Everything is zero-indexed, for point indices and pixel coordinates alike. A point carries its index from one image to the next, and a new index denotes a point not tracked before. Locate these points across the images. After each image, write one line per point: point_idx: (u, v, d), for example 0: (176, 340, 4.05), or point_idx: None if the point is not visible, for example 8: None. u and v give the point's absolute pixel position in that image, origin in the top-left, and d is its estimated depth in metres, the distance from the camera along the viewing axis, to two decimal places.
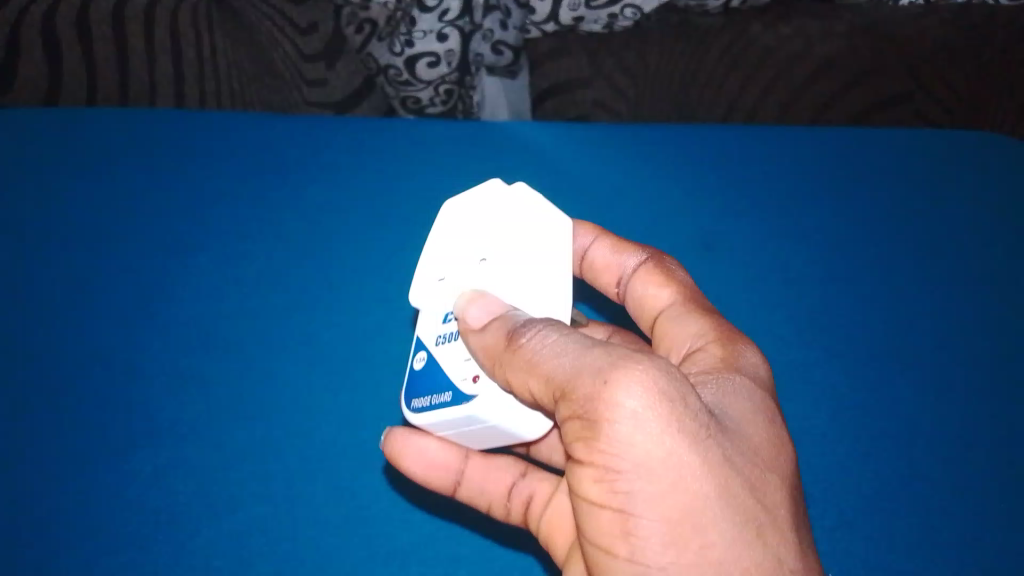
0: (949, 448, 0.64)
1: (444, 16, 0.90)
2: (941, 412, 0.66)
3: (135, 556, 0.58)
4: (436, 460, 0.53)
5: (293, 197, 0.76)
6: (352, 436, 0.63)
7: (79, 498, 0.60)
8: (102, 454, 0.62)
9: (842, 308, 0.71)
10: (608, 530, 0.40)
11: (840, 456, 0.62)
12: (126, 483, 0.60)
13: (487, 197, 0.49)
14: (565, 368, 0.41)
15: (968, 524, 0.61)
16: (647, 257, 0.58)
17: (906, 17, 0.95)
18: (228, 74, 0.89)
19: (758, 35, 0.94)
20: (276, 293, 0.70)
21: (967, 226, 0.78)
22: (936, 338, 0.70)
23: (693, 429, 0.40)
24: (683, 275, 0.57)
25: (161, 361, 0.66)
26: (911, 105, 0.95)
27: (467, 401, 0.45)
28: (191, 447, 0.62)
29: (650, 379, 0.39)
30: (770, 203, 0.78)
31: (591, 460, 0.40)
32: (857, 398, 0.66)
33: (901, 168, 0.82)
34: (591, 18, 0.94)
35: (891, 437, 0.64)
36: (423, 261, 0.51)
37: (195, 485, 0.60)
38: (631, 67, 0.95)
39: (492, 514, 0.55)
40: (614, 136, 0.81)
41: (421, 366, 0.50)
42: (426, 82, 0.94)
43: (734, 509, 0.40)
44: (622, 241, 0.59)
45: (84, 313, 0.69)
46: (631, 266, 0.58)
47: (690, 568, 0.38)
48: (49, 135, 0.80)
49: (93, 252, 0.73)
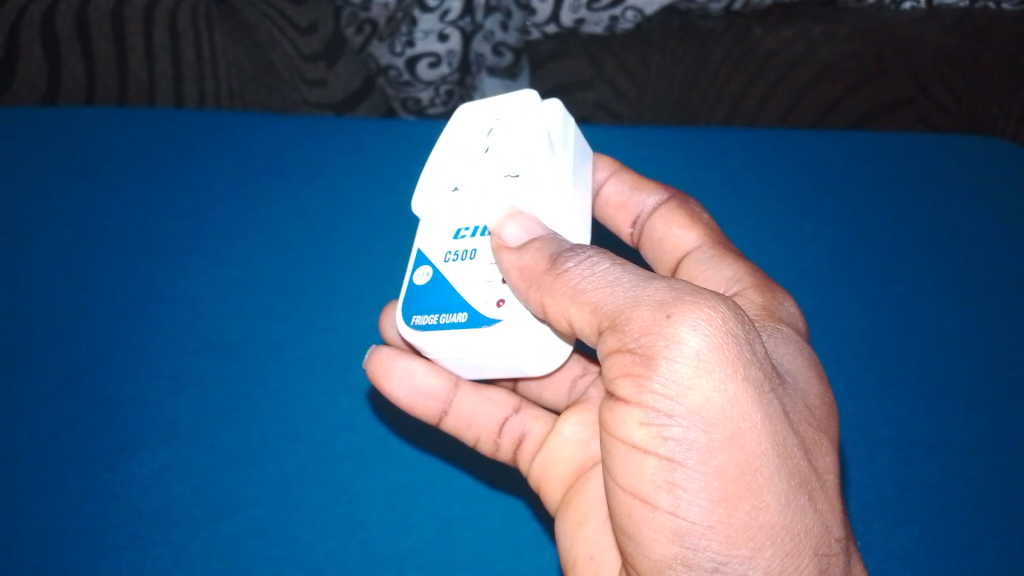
0: (960, 448, 0.63)
1: (445, 17, 0.93)
2: (952, 411, 0.64)
3: (117, 551, 0.55)
4: (423, 387, 0.52)
5: (291, 190, 0.75)
6: (346, 428, 0.60)
7: (66, 488, 0.58)
8: (90, 445, 0.60)
9: (844, 308, 0.70)
10: (650, 478, 0.39)
11: (842, 459, 0.61)
12: (114, 474, 0.58)
13: (518, 113, 0.52)
14: (621, 301, 0.40)
15: (984, 525, 0.59)
16: (668, 197, 0.58)
17: (909, 21, 0.95)
18: (227, 74, 0.94)
19: (758, 38, 0.95)
20: (272, 282, 0.68)
21: (970, 228, 0.77)
22: (941, 338, 0.69)
23: (757, 379, 0.39)
24: (707, 217, 0.57)
25: (152, 351, 0.65)
26: (912, 110, 0.96)
27: (490, 324, 0.46)
28: (180, 438, 0.60)
29: (717, 320, 0.38)
30: (770, 205, 0.77)
31: (639, 400, 0.39)
32: (865, 398, 0.64)
33: (902, 171, 0.81)
34: (592, 22, 0.96)
35: (899, 439, 0.63)
36: (437, 172, 0.52)
37: (184, 475, 0.58)
38: (632, 70, 0.97)
39: (479, 449, 0.54)
40: (616, 139, 0.81)
41: (425, 282, 0.49)
42: (427, 82, 0.97)
43: (789, 471, 0.39)
44: (640, 178, 0.59)
45: (72, 308, 0.68)
46: (649, 205, 0.58)
47: (741, 530, 0.38)
48: (49, 134, 0.79)
49: (84, 247, 0.72)
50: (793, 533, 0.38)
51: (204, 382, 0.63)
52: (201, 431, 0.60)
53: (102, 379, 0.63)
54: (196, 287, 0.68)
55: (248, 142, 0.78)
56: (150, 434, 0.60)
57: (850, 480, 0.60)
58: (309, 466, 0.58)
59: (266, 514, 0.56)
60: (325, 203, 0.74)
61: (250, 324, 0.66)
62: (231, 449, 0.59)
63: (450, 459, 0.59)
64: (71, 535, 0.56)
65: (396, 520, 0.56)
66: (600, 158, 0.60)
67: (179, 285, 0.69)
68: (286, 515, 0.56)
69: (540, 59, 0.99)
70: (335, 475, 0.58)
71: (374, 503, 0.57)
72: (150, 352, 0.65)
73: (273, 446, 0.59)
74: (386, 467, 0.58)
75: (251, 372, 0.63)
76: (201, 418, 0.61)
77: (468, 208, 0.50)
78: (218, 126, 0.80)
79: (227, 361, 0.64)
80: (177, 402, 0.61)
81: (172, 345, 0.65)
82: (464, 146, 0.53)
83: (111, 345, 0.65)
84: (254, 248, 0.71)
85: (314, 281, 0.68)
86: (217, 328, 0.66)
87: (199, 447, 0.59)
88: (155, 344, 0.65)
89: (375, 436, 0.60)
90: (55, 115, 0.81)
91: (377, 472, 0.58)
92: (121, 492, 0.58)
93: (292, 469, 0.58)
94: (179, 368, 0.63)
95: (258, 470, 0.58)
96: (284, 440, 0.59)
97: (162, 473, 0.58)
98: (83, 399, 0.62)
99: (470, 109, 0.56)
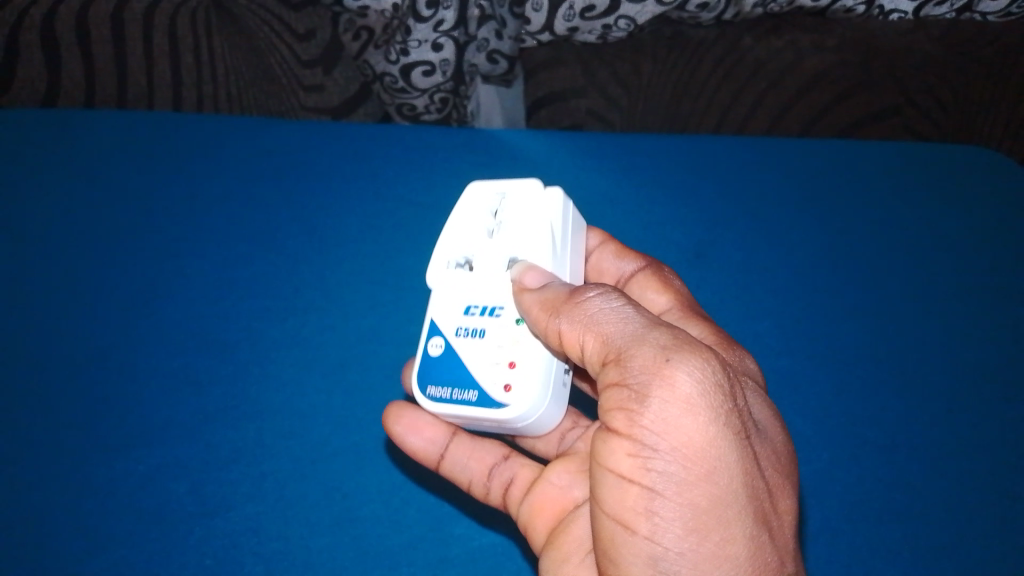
0: (940, 448, 0.64)
1: (438, 27, 0.92)
2: (933, 412, 0.66)
3: (115, 547, 0.56)
4: (424, 431, 0.56)
5: (287, 193, 0.76)
6: (339, 428, 0.61)
7: (62, 484, 0.59)
8: (87, 441, 0.61)
9: (831, 314, 0.71)
10: (631, 505, 0.41)
11: (821, 462, 0.62)
12: (109, 470, 0.59)
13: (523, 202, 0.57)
14: (624, 339, 0.44)
15: (964, 525, 0.61)
16: (646, 265, 0.64)
17: (895, 33, 0.97)
18: (226, 79, 0.96)
19: (749, 47, 0.97)
20: (268, 282, 0.69)
21: (954, 236, 0.79)
22: (923, 345, 0.70)
23: (736, 424, 0.41)
24: (679, 285, 0.64)
25: (149, 348, 0.66)
26: (900, 121, 0.99)
27: (497, 408, 0.48)
28: (174, 438, 0.61)
29: (707, 370, 0.41)
30: (759, 212, 0.78)
31: (630, 433, 0.42)
32: (845, 402, 0.66)
33: (888, 180, 0.83)
34: (584, 30, 0.96)
35: (881, 440, 0.64)
36: (443, 250, 0.57)
37: (178, 474, 0.59)
38: (625, 78, 0.99)
39: (471, 492, 0.56)
40: (608, 146, 0.83)
41: (438, 353, 0.53)
42: (421, 91, 0.99)
43: (754, 509, 0.41)
44: (623, 247, 0.65)
45: (71, 307, 0.69)
46: (628, 271, 0.64)
47: (706, 558, 0.40)
48: (49, 134, 0.80)
49: (84, 247, 0.73)
50: (754, 566, 0.41)
51: (203, 383, 0.63)
52: (198, 431, 0.61)
53: (100, 378, 0.64)
54: (196, 288, 0.69)
55: (247, 146, 0.80)
56: (148, 434, 0.61)
57: (831, 484, 0.62)
58: (305, 466, 0.59)
59: (262, 511, 0.57)
60: (323, 206, 0.75)
61: (247, 325, 0.67)
62: (227, 447, 0.60)
63: None
64: (69, 532, 0.57)
65: (390, 519, 0.57)
66: (590, 230, 0.65)
67: (177, 287, 0.69)
68: (283, 512, 0.57)
69: (534, 66, 1.01)
70: (329, 474, 0.59)
71: (367, 500, 0.58)
72: (149, 352, 0.65)
73: (269, 444, 0.60)
74: (380, 466, 0.59)
75: (248, 372, 0.64)
76: (199, 416, 0.62)
77: (480, 286, 0.55)
78: (219, 130, 0.81)
79: (225, 362, 0.64)
80: (176, 403, 0.62)
81: (172, 344, 0.66)
82: (473, 224, 0.58)
83: (109, 345, 0.66)
84: (251, 251, 0.72)
85: (310, 284, 0.69)
86: (215, 328, 0.67)
87: (195, 446, 0.60)
88: (153, 345, 0.66)
89: (369, 436, 0.61)
90: (56, 116, 0.81)
91: (369, 468, 0.59)
92: (121, 490, 0.58)
93: (287, 468, 0.59)
94: (178, 367, 0.64)
95: (254, 466, 0.59)
96: (280, 440, 0.60)
97: (161, 470, 0.59)
98: (82, 397, 0.63)
99: (478, 188, 0.60)
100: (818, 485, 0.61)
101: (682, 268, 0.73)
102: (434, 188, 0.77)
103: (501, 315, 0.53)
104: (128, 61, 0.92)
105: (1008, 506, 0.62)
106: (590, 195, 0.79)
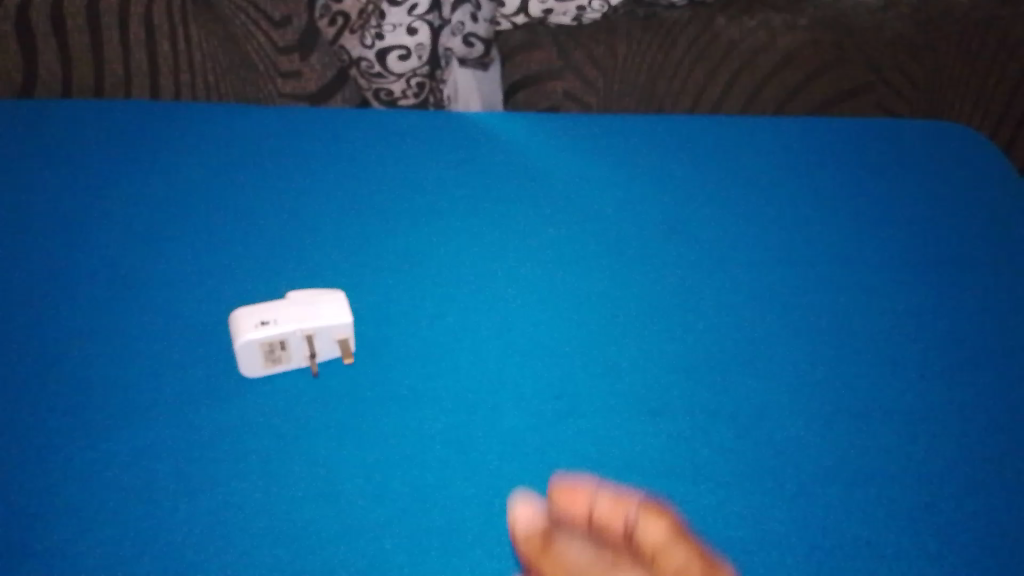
0: (927, 404, 0.65)
1: (413, 11, 0.95)
2: (914, 371, 0.67)
3: (97, 523, 0.53)
4: None
5: (268, 177, 0.76)
6: (322, 402, 0.60)
7: (36, 458, 0.56)
8: (63, 417, 0.58)
9: (803, 286, 0.72)
10: None
11: (812, 425, 0.62)
12: (87, 445, 0.57)
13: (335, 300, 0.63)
14: None
15: (959, 478, 0.60)
16: (646, 512, 0.52)
17: (867, 11, 1.02)
18: (202, 66, 0.97)
19: (722, 27, 1.01)
20: (251, 261, 0.70)
21: (922, 210, 0.80)
22: (894, 313, 0.71)
23: None
24: (676, 523, 0.53)
25: (128, 325, 0.64)
26: (873, 97, 1.04)
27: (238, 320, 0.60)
28: (157, 414, 0.59)
29: None
30: (734, 190, 0.80)
31: None
32: (828, 366, 0.66)
33: (858, 156, 0.84)
34: (560, 11, 1.01)
35: (867, 402, 0.64)
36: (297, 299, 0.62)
37: (160, 453, 0.57)
38: (600, 59, 1.03)
39: None
40: (584, 128, 0.84)
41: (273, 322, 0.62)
42: (398, 75, 1.01)
43: None
44: (623, 495, 0.53)
45: (41, 282, 0.67)
46: (631, 517, 0.52)
47: None
48: (25, 122, 0.80)
49: (54, 226, 0.71)
50: None
51: (181, 361, 0.62)
52: (174, 404, 0.59)
53: (70, 349, 0.63)
54: (173, 267, 0.69)
55: (227, 133, 0.80)
56: (121, 402, 0.59)
57: (807, 447, 0.61)
58: (281, 437, 0.58)
59: (240, 479, 0.55)
60: (302, 191, 0.76)
61: (227, 302, 0.66)
62: (210, 427, 0.58)
63: (424, 427, 0.60)
64: (30, 499, 0.54)
65: (374, 492, 0.56)
66: (578, 483, 0.54)
67: (154, 267, 0.69)
68: (259, 484, 0.55)
69: (510, 50, 1.05)
70: (308, 444, 0.58)
71: (350, 475, 0.56)
72: (123, 327, 0.64)
73: (248, 416, 0.59)
74: (363, 440, 0.58)
75: (228, 347, 0.63)
76: (177, 387, 0.60)
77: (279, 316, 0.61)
78: (199, 120, 0.81)
79: (204, 341, 0.64)
80: (151, 376, 0.61)
81: (148, 319, 0.65)
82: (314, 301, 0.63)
83: (80, 318, 0.65)
84: (229, 233, 0.72)
85: (290, 265, 0.70)
86: (194, 305, 0.66)
87: (178, 424, 0.58)
88: (129, 318, 0.65)
89: (352, 410, 0.60)
90: (32, 107, 0.81)
91: (352, 442, 0.58)
92: (87, 454, 0.56)
93: (264, 441, 0.58)
94: (152, 342, 0.63)
95: (237, 443, 0.57)
96: (260, 412, 0.59)
97: (132, 438, 0.57)
98: (52, 366, 0.61)
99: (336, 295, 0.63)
100: (794, 447, 0.60)
101: (658, 243, 0.74)
102: (414, 173, 0.78)
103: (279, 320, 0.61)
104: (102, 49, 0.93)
105: (982, 467, 0.61)
106: (566, 176, 0.80)
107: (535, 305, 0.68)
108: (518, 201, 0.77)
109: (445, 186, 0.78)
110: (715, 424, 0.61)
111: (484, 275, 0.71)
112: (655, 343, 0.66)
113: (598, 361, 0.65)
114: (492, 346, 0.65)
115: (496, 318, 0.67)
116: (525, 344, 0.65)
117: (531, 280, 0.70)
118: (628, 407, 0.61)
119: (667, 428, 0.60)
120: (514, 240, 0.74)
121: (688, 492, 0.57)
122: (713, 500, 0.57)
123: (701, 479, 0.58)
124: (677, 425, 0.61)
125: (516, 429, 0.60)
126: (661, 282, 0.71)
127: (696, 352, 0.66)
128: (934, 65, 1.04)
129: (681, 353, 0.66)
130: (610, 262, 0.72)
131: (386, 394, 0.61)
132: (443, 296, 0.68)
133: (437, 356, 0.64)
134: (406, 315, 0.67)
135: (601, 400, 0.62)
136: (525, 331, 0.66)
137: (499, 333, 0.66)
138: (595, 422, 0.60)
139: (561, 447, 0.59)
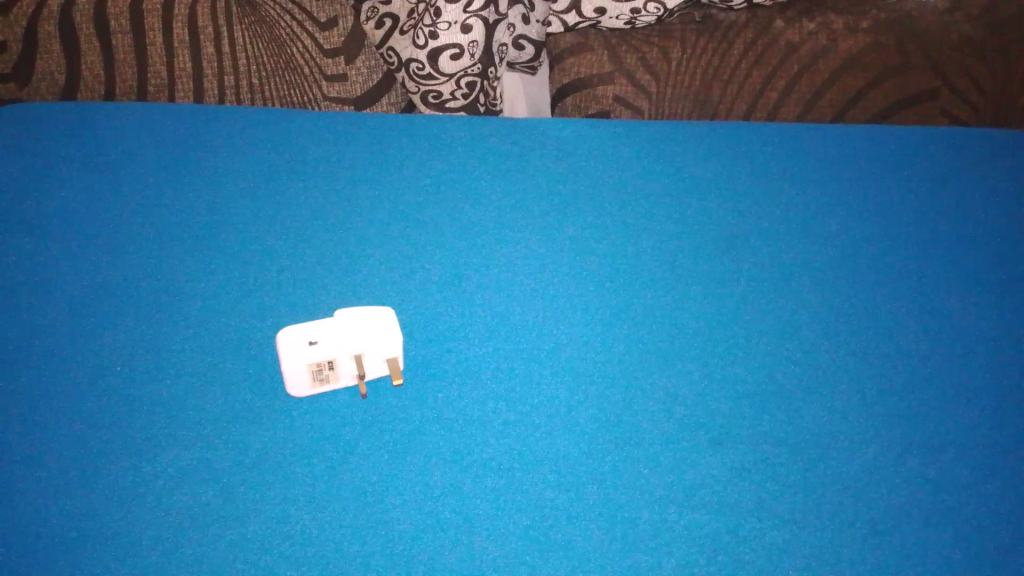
0: (998, 426, 0.61)
1: (468, 7, 0.99)
2: (985, 387, 0.63)
3: (142, 533, 0.50)
4: None
5: (313, 179, 0.75)
6: (367, 407, 0.57)
7: (76, 460, 0.53)
8: (102, 417, 0.55)
9: (870, 305, 0.68)
10: None
11: (882, 445, 0.59)
12: (127, 447, 0.54)
13: (377, 313, 0.61)
14: None
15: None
16: None
17: (933, 12, 1.18)
18: (245, 70, 1.13)
19: (780, 30, 1.16)
20: (295, 259, 0.67)
21: (993, 223, 0.76)
22: (964, 327, 0.67)
23: None
24: None
25: (171, 321, 0.61)
26: (938, 105, 1.18)
27: (283, 337, 0.58)
28: (198, 415, 0.55)
29: None
30: (794, 202, 0.76)
31: None
32: (898, 380, 0.63)
33: (921, 161, 0.81)
34: (613, 15, 1.12)
35: (936, 420, 0.61)
36: (341, 314, 0.60)
37: (205, 458, 0.53)
38: (654, 65, 1.16)
39: None
40: (635, 131, 0.82)
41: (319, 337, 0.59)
42: (449, 76, 1.04)
43: None
44: None
45: (72, 284, 0.64)
46: None
47: None
48: (70, 121, 0.78)
49: (87, 226, 0.69)
50: None
51: (223, 359, 0.59)
52: (210, 406, 0.56)
53: (103, 358, 0.59)
54: (213, 264, 0.66)
55: (269, 139, 0.78)
56: (153, 412, 0.55)
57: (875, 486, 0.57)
58: (317, 463, 0.53)
59: (274, 507, 0.51)
60: (347, 195, 0.73)
61: (267, 312, 0.62)
62: (252, 433, 0.55)
63: (477, 438, 0.56)
64: (70, 505, 0.51)
65: (423, 523, 0.51)
66: None
67: (190, 274, 0.65)
68: (299, 509, 0.51)
69: (560, 53, 1.16)
70: (355, 458, 0.54)
71: (398, 494, 0.53)
72: (158, 336, 0.60)
73: (293, 437, 0.55)
74: (410, 455, 0.54)
75: (269, 349, 0.60)
76: (214, 398, 0.56)
77: (324, 329, 0.59)
78: (242, 126, 0.79)
79: (241, 353, 0.60)
80: (192, 375, 0.58)
81: (183, 327, 0.61)
82: (358, 313, 0.60)
83: (113, 323, 0.61)
84: (267, 238, 0.69)
85: (334, 264, 0.67)
86: (230, 318, 0.62)
87: (221, 427, 0.55)
88: (171, 314, 0.62)
89: (401, 433, 0.56)
90: (75, 108, 0.80)
91: (398, 462, 0.54)
92: (116, 470, 0.52)
93: (307, 460, 0.54)
94: (189, 351, 0.59)
95: (280, 454, 0.54)
96: (303, 433, 0.55)
97: (164, 458, 0.53)
98: (81, 375, 0.58)
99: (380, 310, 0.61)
100: (862, 484, 0.57)
101: (717, 257, 0.70)
102: (461, 179, 0.76)
103: (324, 333, 0.59)
104: (175, 52, 1.11)
105: None
106: (619, 181, 0.77)
107: (592, 314, 0.65)
108: (570, 207, 0.74)
109: (493, 195, 0.75)
110: (779, 456, 0.57)
111: (536, 277, 0.68)
112: (714, 364, 0.62)
113: (659, 387, 0.60)
114: (546, 365, 0.61)
115: (549, 333, 0.63)
116: (576, 364, 0.61)
117: (584, 294, 0.66)
118: (688, 436, 0.58)
119: (729, 459, 0.57)
120: (567, 244, 0.71)
121: (742, 534, 0.54)
122: (774, 542, 0.53)
123: (768, 516, 0.54)
124: (739, 456, 0.57)
125: (575, 457, 0.56)
126: (718, 298, 0.67)
127: (768, 374, 0.62)
128: (999, 74, 1.18)
129: (744, 378, 0.61)
130: (667, 277, 0.68)
131: (430, 418, 0.57)
132: (495, 299, 0.65)
133: (487, 373, 0.60)
134: (453, 330, 0.63)
135: (668, 419, 0.59)
136: (576, 350, 0.62)
137: (554, 351, 0.62)
138: (654, 442, 0.57)
139: (621, 479, 0.55)
